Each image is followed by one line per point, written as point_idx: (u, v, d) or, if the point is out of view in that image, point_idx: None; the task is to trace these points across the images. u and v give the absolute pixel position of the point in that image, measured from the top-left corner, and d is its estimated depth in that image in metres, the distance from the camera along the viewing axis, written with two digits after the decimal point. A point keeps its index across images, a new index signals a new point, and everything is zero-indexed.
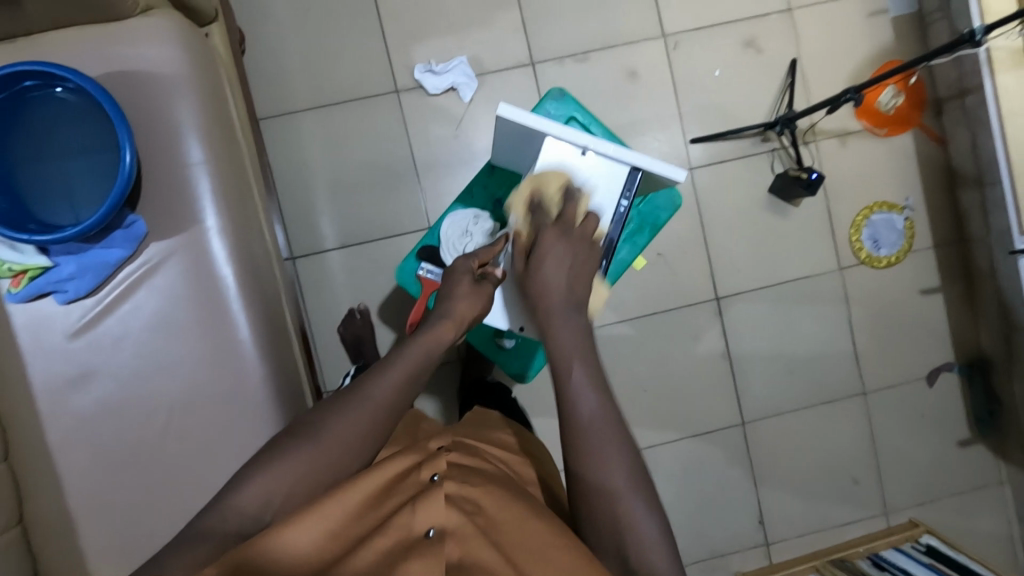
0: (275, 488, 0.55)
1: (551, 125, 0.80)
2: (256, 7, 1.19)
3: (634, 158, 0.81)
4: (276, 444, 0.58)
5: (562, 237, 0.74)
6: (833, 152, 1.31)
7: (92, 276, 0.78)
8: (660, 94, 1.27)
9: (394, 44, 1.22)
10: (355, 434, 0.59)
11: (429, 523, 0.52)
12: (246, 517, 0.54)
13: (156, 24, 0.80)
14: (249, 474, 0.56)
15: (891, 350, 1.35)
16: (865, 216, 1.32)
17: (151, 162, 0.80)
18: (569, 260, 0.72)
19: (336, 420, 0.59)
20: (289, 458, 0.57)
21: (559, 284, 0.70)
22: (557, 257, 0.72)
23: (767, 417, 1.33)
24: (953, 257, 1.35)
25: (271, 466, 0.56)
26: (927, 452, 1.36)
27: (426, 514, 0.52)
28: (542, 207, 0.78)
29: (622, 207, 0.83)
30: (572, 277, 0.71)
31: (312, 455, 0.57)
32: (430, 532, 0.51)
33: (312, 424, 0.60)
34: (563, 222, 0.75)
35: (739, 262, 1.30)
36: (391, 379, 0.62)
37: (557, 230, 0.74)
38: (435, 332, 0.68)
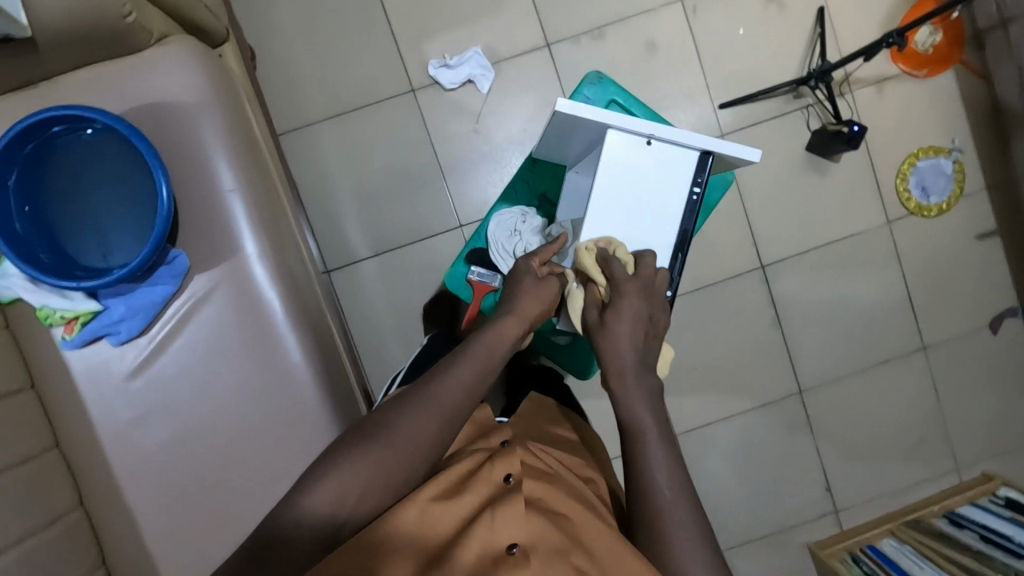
0: (347, 490, 0.56)
1: (611, 116, 0.77)
2: (262, 22, 1.17)
3: (702, 141, 0.78)
4: (349, 443, 0.59)
5: (644, 294, 0.72)
6: (870, 101, 1.25)
7: (142, 316, 0.78)
8: (684, 62, 1.22)
9: (405, 41, 1.19)
10: (428, 433, 0.60)
11: (511, 539, 0.51)
12: (323, 519, 0.55)
13: (173, 52, 0.78)
14: (320, 474, 0.57)
15: (949, 302, 1.29)
16: (910, 164, 1.26)
17: (185, 195, 0.79)
18: (643, 323, 0.70)
19: (407, 418, 0.60)
20: (363, 459, 0.57)
21: (628, 342, 0.69)
22: (632, 311, 0.70)
23: (824, 383, 1.29)
24: (1008, 199, 1.28)
25: (345, 465, 0.57)
26: (994, 404, 1.31)
27: (508, 529, 0.52)
28: (613, 261, 0.72)
29: (695, 193, 0.79)
30: (647, 335, 0.71)
31: (388, 457, 0.58)
32: (512, 549, 0.51)
33: (381, 421, 0.60)
34: (641, 283, 0.72)
35: (781, 227, 1.26)
36: (460, 376, 0.63)
37: (639, 296, 0.71)
38: (500, 329, 0.67)
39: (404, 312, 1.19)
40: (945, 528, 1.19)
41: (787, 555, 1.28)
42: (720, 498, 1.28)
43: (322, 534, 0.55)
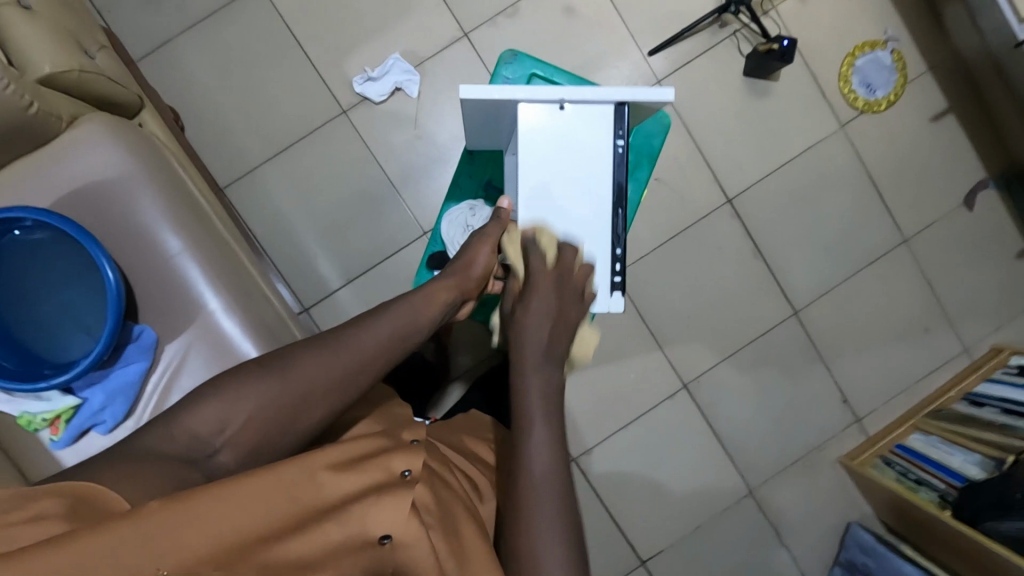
0: (228, 417, 0.54)
1: (518, 91, 0.76)
2: (179, 82, 1.16)
3: (613, 94, 0.76)
4: (250, 370, 0.57)
5: (557, 286, 0.72)
6: (796, 12, 1.24)
7: (123, 398, 0.76)
8: (604, 18, 1.21)
9: (324, 66, 1.17)
10: (338, 376, 0.59)
11: (385, 529, 0.50)
12: (195, 438, 0.53)
13: (88, 133, 0.77)
14: (210, 397, 0.55)
15: (921, 189, 1.29)
16: (849, 64, 1.25)
17: (136, 271, 0.78)
18: (553, 310, 0.71)
19: (318, 357, 0.59)
20: (256, 386, 0.56)
21: (543, 330, 0.69)
22: (542, 305, 0.71)
23: (818, 299, 1.29)
24: (952, 75, 1.28)
25: (237, 391, 0.56)
26: (987, 278, 1.31)
27: (387, 518, 0.50)
28: (535, 246, 0.74)
29: (619, 146, 0.78)
30: (555, 330, 0.70)
31: (280, 391, 0.56)
32: (385, 539, 0.49)
33: (290, 358, 0.59)
34: (560, 273, 0.73)
35: (739, 157, 1.25)
36: (381, 328, 0.62)
37: (554, 278, 0.72)
38: (433, 292, 0.67)
39: None
40: (965, 410, 1.19)
41: (822, 472, 1.29)
42: (743, 435, 1.28)
43: (190, 455, 0.52)
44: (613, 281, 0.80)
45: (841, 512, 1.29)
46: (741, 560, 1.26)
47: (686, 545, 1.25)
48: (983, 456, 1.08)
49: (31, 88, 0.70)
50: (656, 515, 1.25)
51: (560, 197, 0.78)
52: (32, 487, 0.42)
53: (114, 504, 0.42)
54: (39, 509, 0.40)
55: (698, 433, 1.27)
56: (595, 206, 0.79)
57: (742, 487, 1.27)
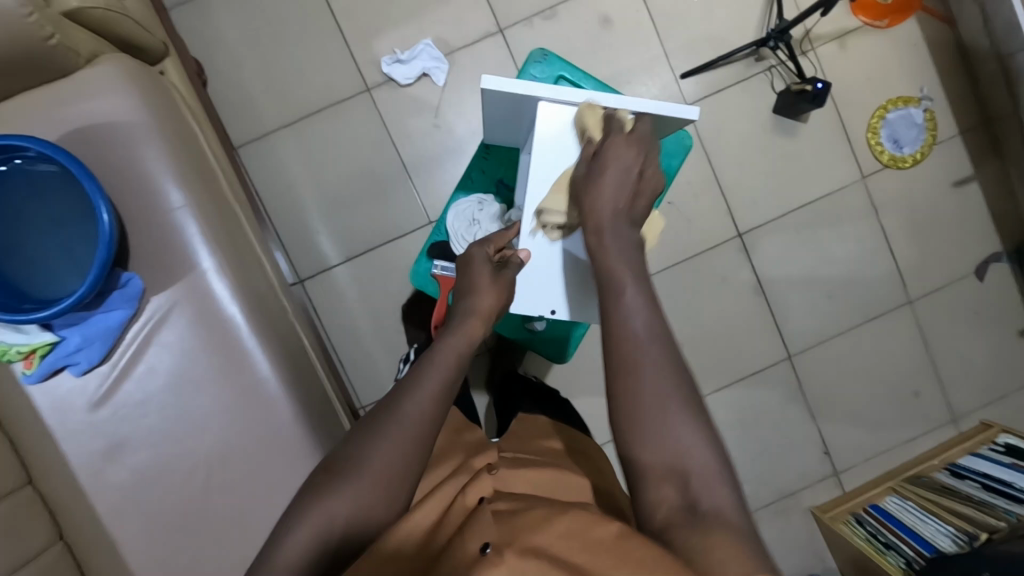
0: (320, 536, 0.54)
1: (541, 87, 0.74)
2: (208, 34, 1.15)
3: (638, 105, 0.75)
4: (318, 483, 0.56)
5: (636, 143, 0.68)
6: (834, 57, 1.23)
7: (100, 343, 0.76)
8: (642, 35, 1.19)
9: (355, 40, 1.16)
10: (402, 450, 0.57)
11: (485, 540, 0.47)
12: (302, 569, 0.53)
13: (105, 72, 0.77)
14: (290, 525, 0.54)
15: (933, 253, 1.27)
16: (880, 116, 1.24)
17: (133, 217, 0.77)
18: (635, 163, 0.66)
19: (371, 443, 0.56)
20: (332, 492, 0.55)
21: (615, 185, 0.65)
22: (623, 160, 0.66)
23: (814, 347, 1.27)
24: (982, 142, 1.26)
25: (315, 505, 0.54)
26: (988, 352, 1.29)
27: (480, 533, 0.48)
28: (617, 121, 0.72)
29: None
30: (633, 187, 0.65)
31: (356, 488, 0.55)
32: (487, 548, 0.46)
33: (346, 455, 0.57)
34: (632, 131, 0.69)
35: (756, 193, 1.24)
36: (427, 387, 0.60)
37: (626, 138, 0.68)
38: (468, 331, 0.66)
39: (382, 313, 1.17)
40: (945, 480, 1.17)
41: (792, 521, 1.27)
42: None
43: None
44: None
45: (805, 563, 1.27)
46: None
47: None
48: (957, 530, 1.06)
49: (54, 19, 0.70)
50: None
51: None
52: None
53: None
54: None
55: None
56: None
57: None
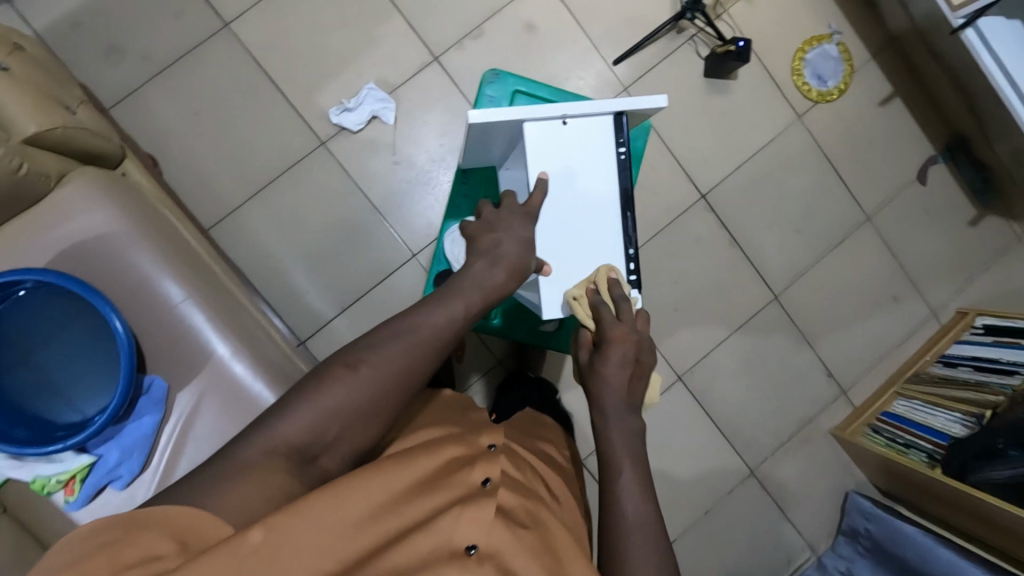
0: (317, 424, 0.56)
1: (523, 110, 0.79)
2: (153, 127, 1.15)
3: (610, 106, 0.82)
4: (331, 372, 0.58)
5: (633, 339, 0.69)
6: (746, 13, 1.31)
7: (140, 451, 0.75)
8: (569, 33, 1.25)
9: (298, 100, 1.18)
10: (410, 370, 0.60)
11: (470, 540, 0.53)
12: (288, 443, 0.54)
13: (78, 189, 0.77)
14: (296, 403, 0.56)
15: (877, 169, 1.37)
16: (800, 58, 1.32)
17: (141, 323, 0.78)
18: (634, 356, 0.68)
19: (387, 349, 0.59)
20: (337, 385, 0.57)
21: (620, 380, 0.67)
22: (621, 357, 0.68)
23: (794, 281, 1.35)
24: (894, 60, 1.36)
25: (320, 391, 0.57)
26: (946, 245, 1.39)
27: (468, 529, 0.53)
28: (602, 304, 0.72)
29: (622, 153, 0.83)
30: (635, 375, 0.68)
31: (368, 388, 0.57)
32: (471, 549, 0.52)
33: (363, 351, 0.59)
34: (624, 319, 0.71)
35: (709, 154, 1.31)
36: (451, 309, 0.64)
37: (625, 330, 0.69)
38: (482, 273, 0.68)
39: None
40: (940, 372, 1.26)
41: (816, 445, 1.35)
42: (740, 418, 1.33)
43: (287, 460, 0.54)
44: (629, 282, 0.82)
45: (838, 482, 1.34)
46: (750, 540, 1.31)
47: (698, 531, 1.29)
48: (963, 414, 1.15)
49: (19, 149, 0.70)
50: (666, 506, 1.28)
51: (567, 209, 0.81)
52: (137, 513, 0.46)
53: (215, 532, 0.46)
54: (146, 545, 0.43)
55: (698, 422, 1.31)
56: (605, 211, 0.82)
57: (744, 468, 1.32)
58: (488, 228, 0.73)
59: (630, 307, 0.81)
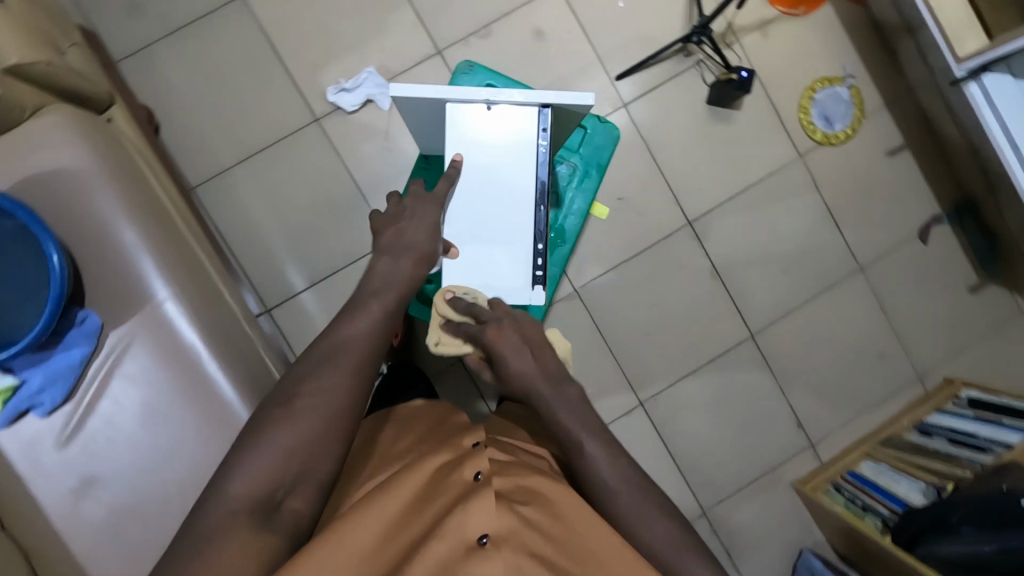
0: (272, 466, 0.55)
1: (448, 91, 0.80)
2: (157, 83, 1.19)
3: (538, 96, 0.81)
4: (271, 420, 0.58)
5: (512, 327, 0.71)
6: (759, 45, 1.29)
7: (63, 381, 0.77)
8: (574, 43, 1.25)
9: (300, 75, 1.21)
10: (346, 395, 0.60)
11: (481, 529, 0.51)
12: (252, 497, 0.53)
13: (50, 123, 0.80)
14: (243, 457, 0.55)
15: (877, 221, 1.32)
16: (809, 97, 1.30)
17: (87, 258, 0.80)
18: (523, 341, 0.70)
19: (316, 379, 0.60)
20: (278, 426, 0.57)
21: (527, 364, 0.68)
22: (517, 357, 0.69)
23: (774, 323, 1.31)
24: (908, 112, 1.32)
25: (268, 437, 0.56)
26: (942, 309, 1.33)
27: (478, 518, 0.52)
28: (464, 327, 0.76)
29: (543, 146, 0.85)
30: (535, 354, 0.70)
31: (313, 423, 0.58)
32: (483, 538, 0.50)
33: (292, 391, 0.60)
34: (482, 325, 0.73)
35: (701, 182, 1.29)
36: (370, 320, 0.65)
37: (496, 329, 0.70)
38: (399, 264, 0.70)
39: None
40: (916, 440, 1.20)
41: (776, 496, 1.29)
42: (698, 455, 1.29)
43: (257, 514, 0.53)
44: (535, 276, 0.87)
45: (794, 537, 1.29)
46: None
47: None
48: (925, 484, 1.09)
49: None
50: None
51: (482, 192, 0.86)
52: None
53: None
54: None
55: (654, 451, 1.27)
56: (517, 205, 0.86)
57: (695, 507, 1.27)
58: (392, 219, 0.75)
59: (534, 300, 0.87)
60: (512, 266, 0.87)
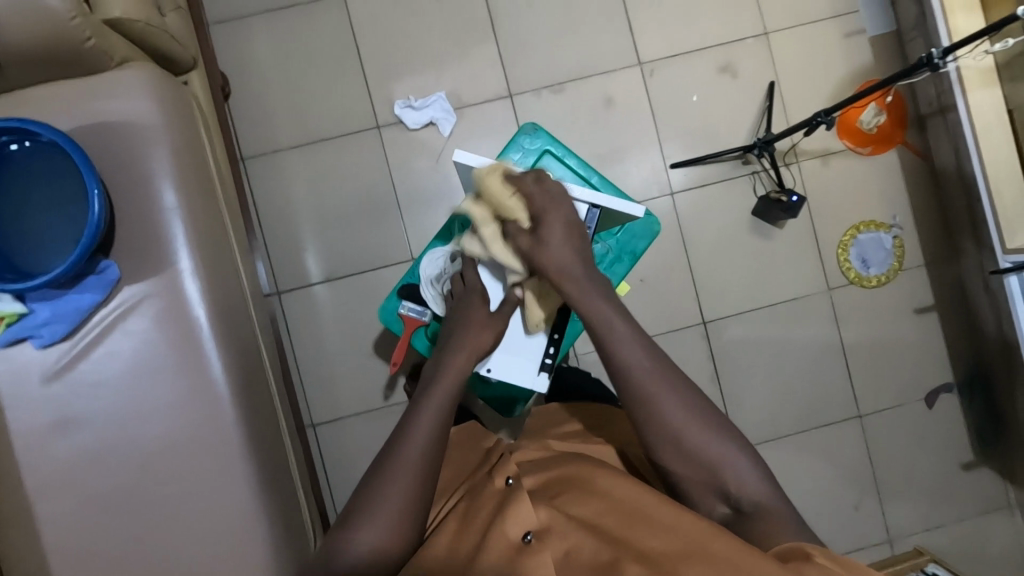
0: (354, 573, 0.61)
1: None
2: (240, 54, 1.23)
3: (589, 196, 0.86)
4: (350, 531, 0.63)
5: (552, 199, 0.80)
6: (817, 172, 1.30)
7: (68, 321, 0.79)
8: (640, 122, 1.28)
9: (374, 81, 1.25)
10: (411, 491, 0.65)
11: (523, 529, 0.60)
12: None
13: (129, 76, 0.82)
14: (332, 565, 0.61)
15: (888, 372, 1.32)
16: (851, 235, 1.30)
17: (125, 211, 0.82)
18: (565, 218, 0.79)
19: (382, 487, 0.65)
20: (355, 538, 0.62)
21: (564, 241, 0.77)
22: (555, 221, 0.78)
23: (760, 443, 1.30)
24: (947, 276, 1.32)
25: (346, 549, 0.62)
26: (930, 478, 1.31)
27: (516, 523, 0.61)
28: (504, 188, 0.81)
29: None
30: (571, 232, 0.79)
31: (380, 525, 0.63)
32: (526, 536, 0.59)
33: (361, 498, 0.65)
34: (535, 188, 0.80)
35: (727, 287, 1.29)
36: (416, 432, 0.69)
37: (544, 196, 0.80)
38: (452, 364, 0.77)
39: (351, 339, 1.22)
40: None
41: None
42: None
43: None
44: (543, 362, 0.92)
45: None
46: None
47: None
48: None
49: (93, 24, 0.77)
50: None
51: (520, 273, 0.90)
52: None
53: None
54: None
55: None
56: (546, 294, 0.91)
57: None
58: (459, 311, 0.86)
59: (535, 386, 0.92)
60: (523, 356, 0.92)
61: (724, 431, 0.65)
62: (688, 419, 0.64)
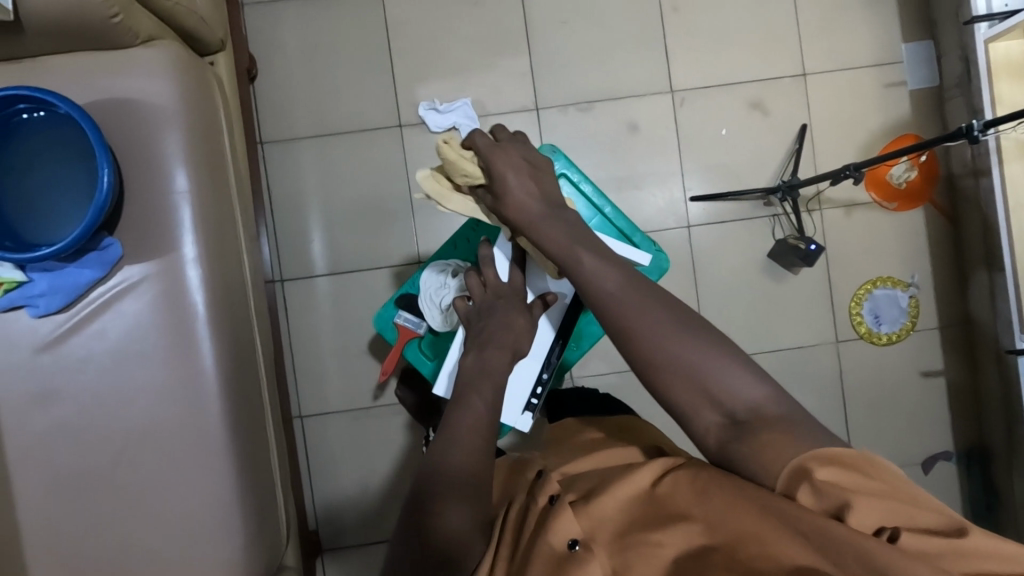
0: None
1: None
2: (270, 38, 1.23)
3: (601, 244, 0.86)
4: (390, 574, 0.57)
5: (520, 147, 0.75)
6: (838, 222, 1.27)
7: (64, 294, 0.79)
8: (663, 151, 1.25)
9: (402, 80, 1.23)
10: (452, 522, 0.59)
11: (569, 537, 0.54)
12: None
13: (153, 55, 0.82)
14: None
15: (886, 432, 1.29)
16: (866, 290, 1.27)
17: (133, 190, 0.81)
18: (519, 158, 0.74)
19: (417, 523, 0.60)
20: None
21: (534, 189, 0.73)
22: (513, 169, 0.73)
23: None
24: (960, 342, 1.28)
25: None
26: None
27: (561, 530, 0.55)
28: (470, 148, 0.75)
29: None
30: (532, 176, 0.73)
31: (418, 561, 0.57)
32: (574, 544, 0.54)
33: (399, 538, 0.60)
34: (482, 141, 0.74)
35: (733, 327, 1.27)
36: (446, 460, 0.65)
37: (490, 144, 0.74)
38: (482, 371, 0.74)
39: (348, 335, 1.21)
40: None
41: None
42: None
43: None
44: (528, 401, 0.89)
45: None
46: None
47: None
48: None
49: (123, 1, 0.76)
50: None
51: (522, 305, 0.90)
52: None
53: None
54: None
55: None
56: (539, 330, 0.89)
57: None
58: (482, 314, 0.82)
59: (517, 424, 0.89)
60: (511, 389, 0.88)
61: (799, 415, 0.58)
62: (774, 412, 0.57)
